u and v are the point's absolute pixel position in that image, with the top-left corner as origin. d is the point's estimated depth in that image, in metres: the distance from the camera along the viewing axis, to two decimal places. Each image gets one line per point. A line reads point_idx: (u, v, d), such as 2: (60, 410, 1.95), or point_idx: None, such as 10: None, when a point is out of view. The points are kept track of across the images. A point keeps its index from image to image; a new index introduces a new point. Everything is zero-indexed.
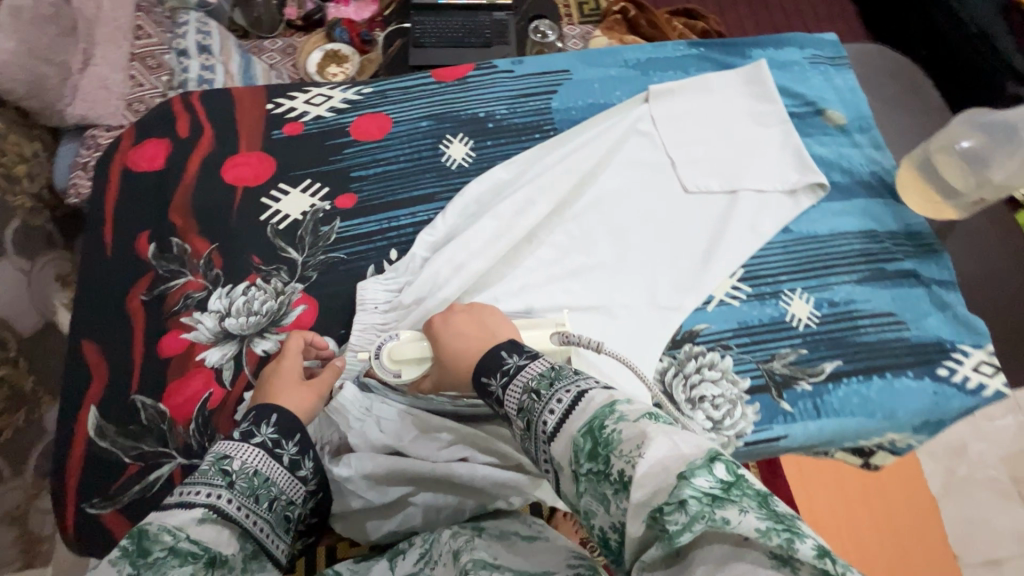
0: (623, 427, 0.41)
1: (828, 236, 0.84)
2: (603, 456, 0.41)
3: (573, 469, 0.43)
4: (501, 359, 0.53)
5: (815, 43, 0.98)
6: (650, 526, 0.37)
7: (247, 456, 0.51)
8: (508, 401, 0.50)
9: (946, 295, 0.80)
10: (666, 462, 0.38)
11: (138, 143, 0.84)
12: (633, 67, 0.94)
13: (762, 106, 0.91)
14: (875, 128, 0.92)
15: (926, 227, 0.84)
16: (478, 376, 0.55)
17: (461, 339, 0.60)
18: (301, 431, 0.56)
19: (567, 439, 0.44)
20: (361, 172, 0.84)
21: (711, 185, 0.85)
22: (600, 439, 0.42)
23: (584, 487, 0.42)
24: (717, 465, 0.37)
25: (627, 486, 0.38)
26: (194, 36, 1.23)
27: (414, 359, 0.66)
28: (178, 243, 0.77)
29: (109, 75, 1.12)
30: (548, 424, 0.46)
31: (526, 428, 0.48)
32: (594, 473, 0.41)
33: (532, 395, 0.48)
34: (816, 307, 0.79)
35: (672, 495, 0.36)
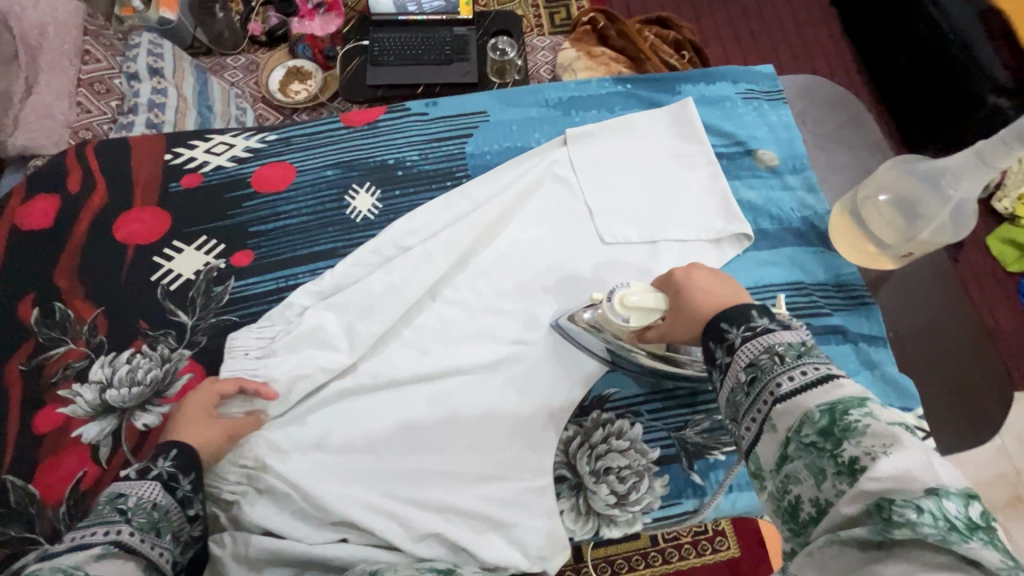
0: (871, 422, 0.38)
1: (752, 288, 0.79)
2: (832, 437, 0.38)
3: (789, 435, 0.41)
4: (749, 314, 0.49)
5: (750, 75, 0.93)
6: (868, 511, 0.34)
7: (144, 491, 0.54)
8: (743, 353, 0.46)
9: (874, 352, 0.75)
10: (912, 471, 0.34)
11: (28, 199, 0.80)
12: (555, 106, 0.90)
13: (687, 148, 0.87)
14: (809, 168, 0.87)
15: (856, 277, 0.79)
16: (716, 320, 0.50)
17: (700, 293, 0.55)
18: (196, 470, 0.59)
19: (795, 408, 0.41)
20: (260, 228, 0.80)
21: (630, 235, 0.81)
22: (839, 422, 0.39)
23: (800, 454, 0.40)
24: (973, 504, 0.33)
25: (855, 473, 0.36)
26: (144, 59, 1.23)
27: (643, 308, 0.60)
28: (61, 307, 0.74)
29: (55, 104, 1.14)
30: (780, 388, 0.43)
31: (750, 382, 0.45)
32: (816, 448, 0.39)
33: (775, 356, 0.44)
34: None
35: (911, 498, 0.33)
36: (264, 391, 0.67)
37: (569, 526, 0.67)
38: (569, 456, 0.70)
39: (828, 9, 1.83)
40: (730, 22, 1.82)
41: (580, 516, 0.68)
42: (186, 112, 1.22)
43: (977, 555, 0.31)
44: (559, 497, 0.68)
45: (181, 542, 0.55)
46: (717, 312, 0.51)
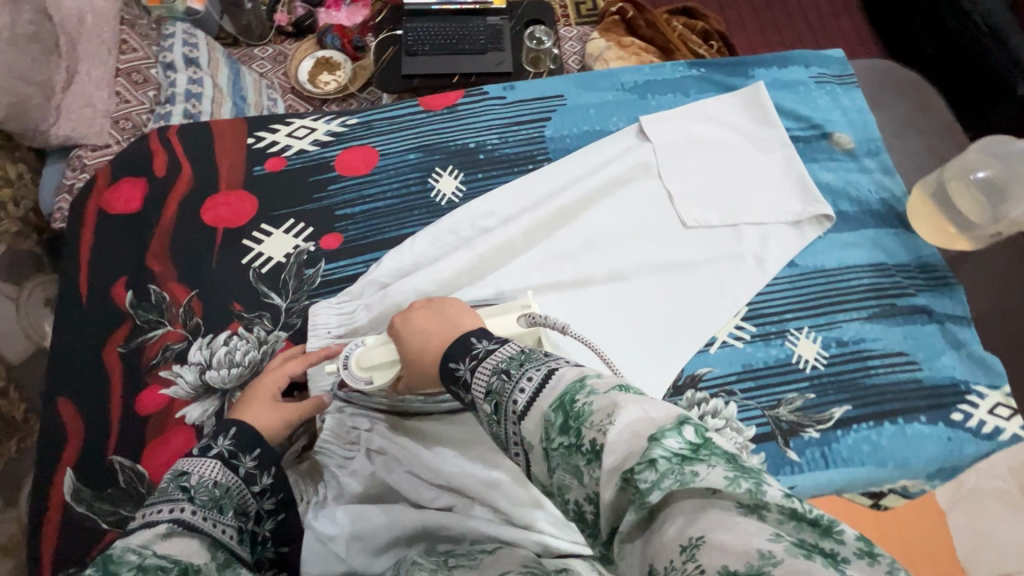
0: (594, 396, 0.37)
1: (836, 269, 0.80)
2: (575, 429, 0.36)
3: (544, 447, 0.38)
4: (465, 351, 0.47)
5: (821, 60, 0.94)
6: (624, 492, 0.34)
7: (206, 470, 0.50)
8: (477, 384, 0.43)
9: (960, 332, 0.76)
10: (636, 428, 0.34)
11: (113, 183, 0.80)
12: (630, 90, 0.90)
13: (763, 131, 0.87)
14: (884, 151, 0.88)
15: (938, 258, 0.80)
16: (445, 362, 0.48)
17: (421, 336, 0.54)
18: (259, 446, 0.55)
19: (537, 417, 0.38)
20: (347, 211, 0.80)
21: (711, 219, 0.82)
22: (573, 413, 0.37)
23: (555, 461, 0.37)
24: (687, 427, 0.34)
25: (599, 455, 0.35)
26: (179, 48, 1.20)
27: (380, 364, 0.63)
28: (156, 290, 0.74)
29: (94, 92, 1.11)
30: (518, 403, 0.40)
31: (495, 411, 0.41)
32: (567, 446, 0.37)
33: (501, 375, 0.42)
34: (824, 348, 0.76)
35: (644, 453, 0.33)
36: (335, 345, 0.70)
37: None
38: None
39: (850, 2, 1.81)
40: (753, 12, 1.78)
41: None
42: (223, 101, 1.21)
43: (718, 480, 0.32)
44: None
45: (247, 520, 0.51)
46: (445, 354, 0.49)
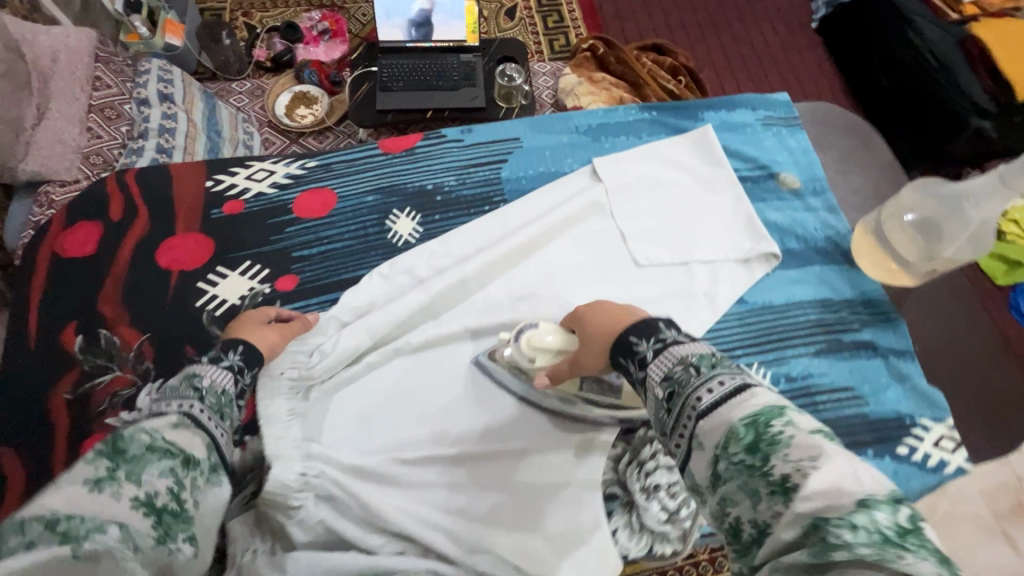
0: (796, 432, 0.36)
1: (784, 305, 0.82)
2: (761, 452, 0.36)
3: (716, 452, 0.38)
4: (630, 345, 0.48)
5: (768, 103, 0.98)
6: (805, 535, 0.33)
7: (216, 378, 0.53)
8: (653, 371, 0.45)
9: (904, 366, 0.78)
10: (840, 484, 0.33)
11: (69, 226, 0.80)
12: (586, 132, 0.93)
13: (712, 173, 0.90)
14: (829, 190, 0.91)
15: (882, 294, 0.83)
16: (624, 336, 0.50)
17: (603, 316, 0.58)
18: (259, 368, 0.59)
19: (717, 421, 0.39)
20: (304, 252, 0.82)
21: (662, 257, 0.84)
22: (763, 435, 0.36)
23: (730, 473, 0.37)
24: (900, 509, 0.32)
25: (786, 491, 0.34)
26: (153, 81, 1.24)
27: (545, 347, 0.67)
28: (106, 335, 0.73)
29: (63, 127, 1.14)
30: (701, 402, 0.40)
31: (668, 399, 0.42)
32: (746, 466, 0.36)
33: (689, 368, 0.42)
34: (774, 383, 0.77)
35: (847, 515, 0.32)
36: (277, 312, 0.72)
37: (624, 545, 0.68)
38: (619, 473, 0.71)
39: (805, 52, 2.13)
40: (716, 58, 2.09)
41: (635, 532, 0.68)
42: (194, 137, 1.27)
43: (924, 573, 0.29)
44: (612, 516, 0.69)
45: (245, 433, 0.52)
46: (614, 343, 0.51)
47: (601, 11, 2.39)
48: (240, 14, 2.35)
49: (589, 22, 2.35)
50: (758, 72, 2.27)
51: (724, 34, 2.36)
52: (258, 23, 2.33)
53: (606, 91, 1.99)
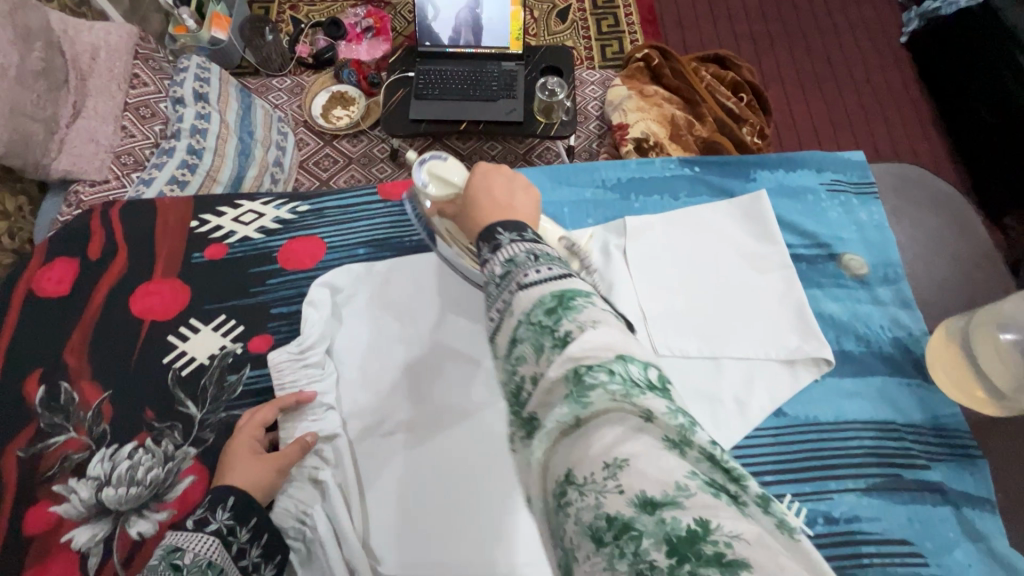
0: (592, 302, 0.35)
1: (831, 424, 0.68)
2: (555, 317, 0.35)
3: (519, 319, 0.36)
4: (497, 232, 0.43)
5: (836, 163, 0.82)
6: (570, 387, 0.32)
7: (200, 549, 0.56)
8: (502, 252, 0.41)
9: (980, 521, 0.63)
10: (607, 344, 0.33)
11: (47, 262, 0.76)
12: (612, 188, 0.82)
13: (759, 248, 0.76)
14: (903, 278, 0.75)
15: (960, 421, 0.67)
16: (492, 226, 0.44)
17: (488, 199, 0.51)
18: (255, 515, 0.59)
19: (531, 294, 0.37)
20: (282, 310, 0.74)
21: (688, 348, 0.71)
22: (563, 305, 0.35)
23: (524, 337, 0.36)
24: (652, 369, 0.33)
25: (565, 345, 0.34)
26: (191, 84, 1.34)
27: (446, 181, 0.62)
28: (67, 389, 0.69)
29: (99, 128, 1.23)
30: (527, 278, 0.38)
31: (501, 276, 0.40)
32: (540, 327, 0.35)
33: (531, 255, 0.40)
34: (809, 524, 0.63)
35: (607, 364, 0.32)
36: (304, 394, 0.67)
37: None
38: None
39: (874, 70, 2.07)
40: (778, 81, 2.06)
41: None
42: (226, 138, 1.32)
43: (668, 427, 0.30)
44: None
45: None
46: (481, 232, 0.46)
47: (661, 16, 2.20)
48: (287, 7, 2.31)
49: (646, 27, 2.17)
50: (833, 93, 2.04)
51: (798, 48, 2.13)
52: (304, 17, 2.28)
53: (657, 107, 1.83)
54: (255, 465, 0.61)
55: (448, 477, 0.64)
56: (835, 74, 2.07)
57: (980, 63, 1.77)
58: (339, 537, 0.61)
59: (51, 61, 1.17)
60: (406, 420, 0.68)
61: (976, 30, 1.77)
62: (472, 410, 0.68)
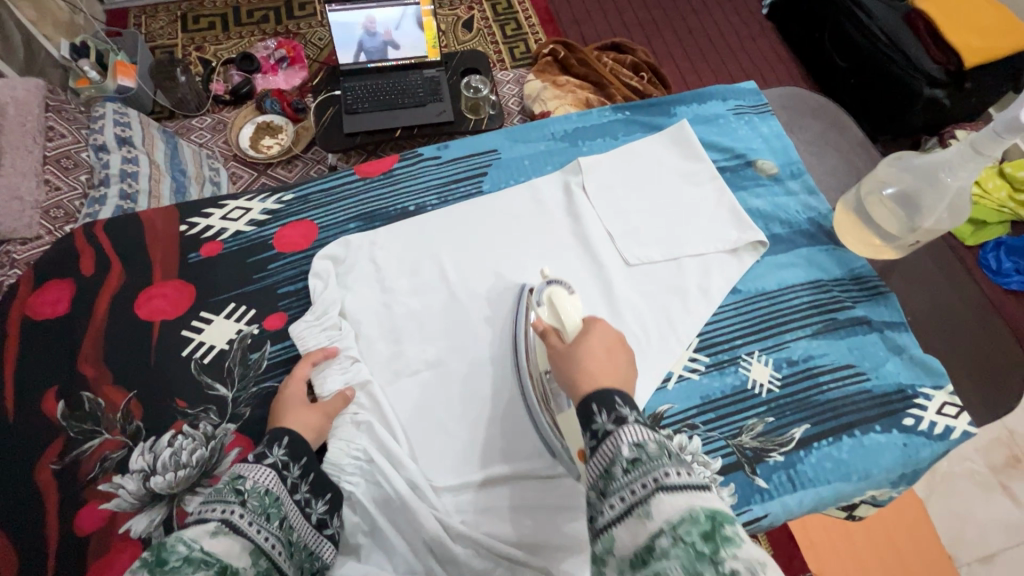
0: (744, 538, 0.40)
1: (776, 290, 0.83)
2: (712, 546, 0.39)
3: (666, 527, 0.41)
4: (616, 400, 0.51)
5: (736, 92, 1.00)
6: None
7: (260, 477, 0.58)
8: (628, 433, 0.48)
9: (899, 338, 0.80)
10: None
11: (37, 287, 0.77)
12: (562, 138, 0.94)
13: (691, 166, 0.91)
14: (806, 172, 0.93)
15: (869, 269, 0.84)
16: (609, 391, 0.52)
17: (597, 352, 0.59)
18: (306, 454, 0.63)
19: (680, 504, 0.42)
20: (289, 288, 0.79)
21: (653, 255, 0.84)
22: (717, 531, 0.40)
23: (673, 552, 0.40)
24: None
25: None
26: (112, 130, 1.33)
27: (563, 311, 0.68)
28: (89, 396, 0.70)
29: (23, 183, 1.19)
30: (667, 478, 0.44)
31: (631, 463, 0.46)
32: (698, 550, 0.39)
33: (664, 449, 0.46)
34: (776, 369, 0.77)
35: None
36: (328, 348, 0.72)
37: None
38: None
39: (746, 39, 2.38)
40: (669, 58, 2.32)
41: None
42: (159, 179, 1.32)
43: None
44: None
45: (292, 530, 0.58)
46: (589, 392, 0.53)
47: (557, 15, 2.41)
48: (192, 49, 2.30)
49: (546, 26, 2.37)
50: (716, 62, 2.32)
51: (680, 28, 2.40)
52: (212, 57, 2.28)
53: (571, 93, 1.99)
54: (302, 418, 0.66)
55: (478, 396, 0.73)
56: (715, 46, 2.35)
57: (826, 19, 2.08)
58: (393, 462, 0.67)
59: None
60: (428, 358, 0.75)
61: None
62: (488, 341, 0.77)
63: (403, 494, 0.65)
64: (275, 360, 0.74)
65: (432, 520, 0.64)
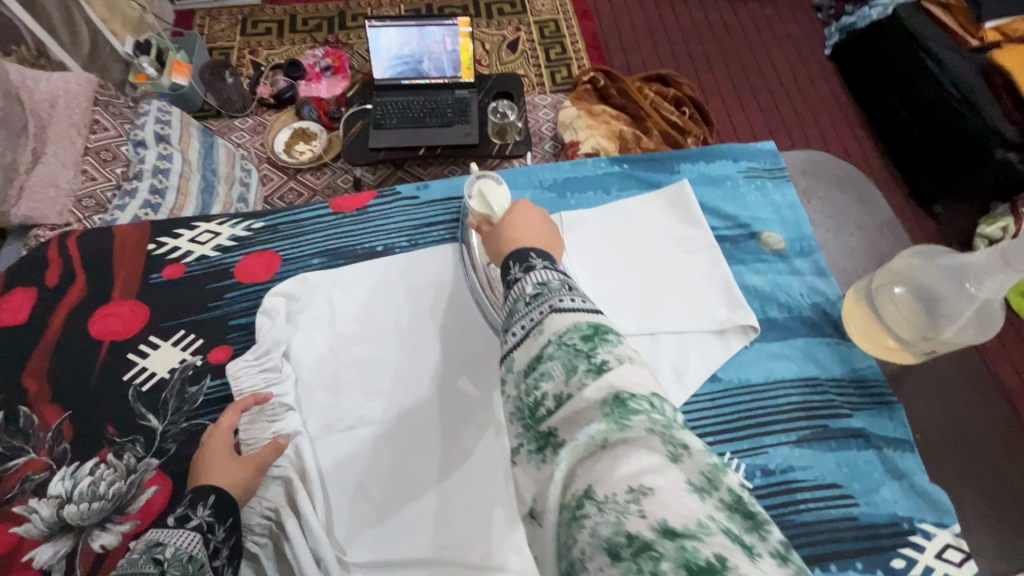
0: (622, 343, 0.43)
1: (762, 384, 0.73)
2: (589, 346, 0.42)
3: (552, 338, 0.43)
4: (530, 257, 0.53)
5: (751, 153, 0.91)
6: (607, 405, 0.37)
7: (182, 543, 0.57)
8: (534, 274, 0.50)
9: (901, 460, 0.69)
10: (639, 380, 0.39)
11: (5, 292, 0.78)
12: (550, 187, 0.88)
13: (686, 232, 0.83)
14: (818, 250, 0.83)
15: (876, 371, 0.74)
16: (525, 249, 0.54)
17: (529, 230, 0.59)
18: (234, 515, 0.61)
19: (568, 319, 0.44)
20: (240, 321, 0.77)
21: (627, 327, 0.76)
22: (597, 337, 0.42)
23: (556, 353, 0.42)
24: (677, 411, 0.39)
25: (599, 369, 0.40)
26: (152, 128, 1.37)
27: (491, 201, 0.69)
28: (26, 412, 0.70)
29: (60, 173, 1.25)
30: (562, 302, 0.46)
31: (534, 296, 0.48)
32: (575, 349, 0.42)
33: (564, 284, 0.48)
34: (747, 477, 0.68)
35: (642, 398, 0.38)
36: (261, 395, 0.69)
37: None
38: None
39: (803, 80, 2.24)
40: (717, 94, 2.21)
41: None
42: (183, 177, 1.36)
43: (699, 466, 0.34)
44: None
45: None
46: (508, 254, 0.56)
47: (604, 42, 2.35)
48: (247, 52, 2.40)
49: (591, 53, 2.31)
50: (767, 102, 2.19)
51: (732, 64, 2.29)
52: (264, 61, 2.37)
53: (605, 124, 1.93)
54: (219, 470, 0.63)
55: (407, 465, 0.68)
56: (767, 85, 2.22)
57: (892, 65, 1.94)
58: (304, 526, 0.63)
59: (9, 112, 1.22)
60: (363, 415, 0.71)
61: (886, 38, 1.96)
62: (429, 404, 0.71)
63: (304, 566, 0.61)
64: (210, 396, 0.72)
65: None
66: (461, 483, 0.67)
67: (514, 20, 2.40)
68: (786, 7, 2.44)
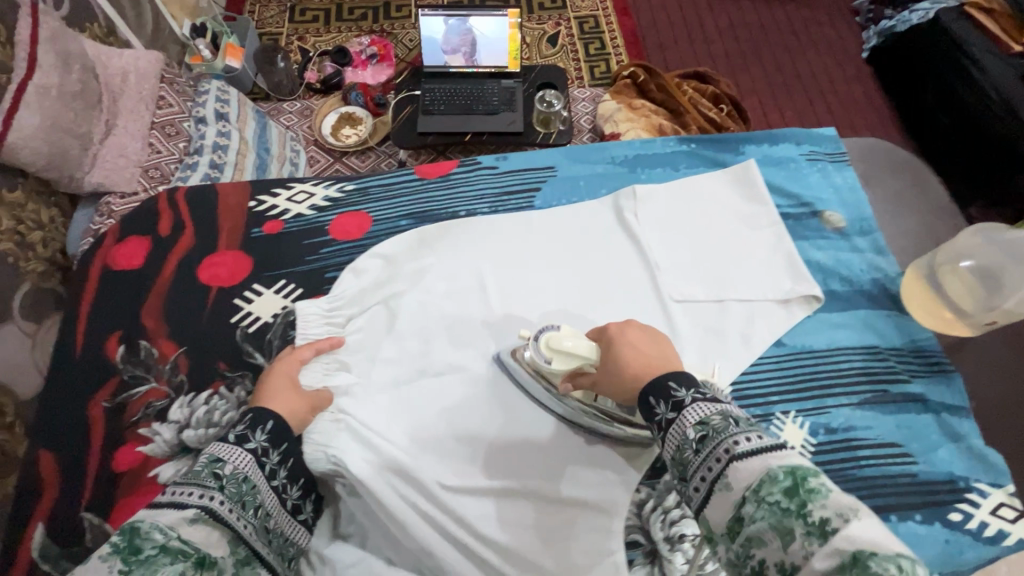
0: (831, 488, 0.38)
1: (825, 350, 0.78)
2: (797, 500, 0.38)
3: (749, 494, 0.40)
4: (671, 388, 0.49)
5: (812, 138, 0.95)
6: (842, 566, 0.34)
7: (238, 462, 0.56)
8: (690, 413, 0.46)
9: (958, 424, 0.73)
10: (877, 536, 0.35)
11: (121, 240, 0.85)
12: (621, 163, 0.93)
13: (752, 209, 0.88)
14: (877, 230, 0.87)
15: (934, 343, 0.78)
16: (663, 379, 0.50)
17: (632, 351, 0.56)
18: (288, 442, 0.62)
19: (758, 468, 0.40)
20: (336, 274, 0.83)
21: (696, 293, 0.81)
22: (800, 486, 0.38)
23: (759, 513, 0.39)
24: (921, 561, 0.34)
25: (823, 532, 0.36)
26: (213, 105, 1.30)
27: (563, 350, 0.63)
28: (146, 346, 0.77)
29: (129, 143, 1.14)
30: (737, 446, 0.42)
31: (700, 442, 0.44)
32: (782, 508, 0.38)
33: (728, 418, 0.44)
34: (812, 434, 0.72)
35: (886, 555, 0.34)
36: (335, 340, 0.75)
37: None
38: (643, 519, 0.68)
39: (840, 81, 2.26)
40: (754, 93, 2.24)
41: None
42: None
43: None
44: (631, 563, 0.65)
45: (267, 515, 0.58)
46: (645, 386, 0.51)
47: (643, 38, 2.39)
48: (294, 39, 2.47)
49: (630, 49, 2.35)
50: (804, 103, 2.22)
51: (769, 64, 2.32)
52: (311, 47, 2.44)
53: (645, 117, 1.97)
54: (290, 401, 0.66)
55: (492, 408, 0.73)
56: (804, 86, 2.25)
57: (931, 69, 1.95)
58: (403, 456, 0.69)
59: (87, 80, 1.07)
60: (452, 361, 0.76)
61: (924, 41, 1.97)
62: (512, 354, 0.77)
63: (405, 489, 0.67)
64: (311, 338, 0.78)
65: (426, 526, 0.64)
66: (542, 426, 0.72)
67: (555, 15, 2.44)
68: (824, 9, 2.46)
